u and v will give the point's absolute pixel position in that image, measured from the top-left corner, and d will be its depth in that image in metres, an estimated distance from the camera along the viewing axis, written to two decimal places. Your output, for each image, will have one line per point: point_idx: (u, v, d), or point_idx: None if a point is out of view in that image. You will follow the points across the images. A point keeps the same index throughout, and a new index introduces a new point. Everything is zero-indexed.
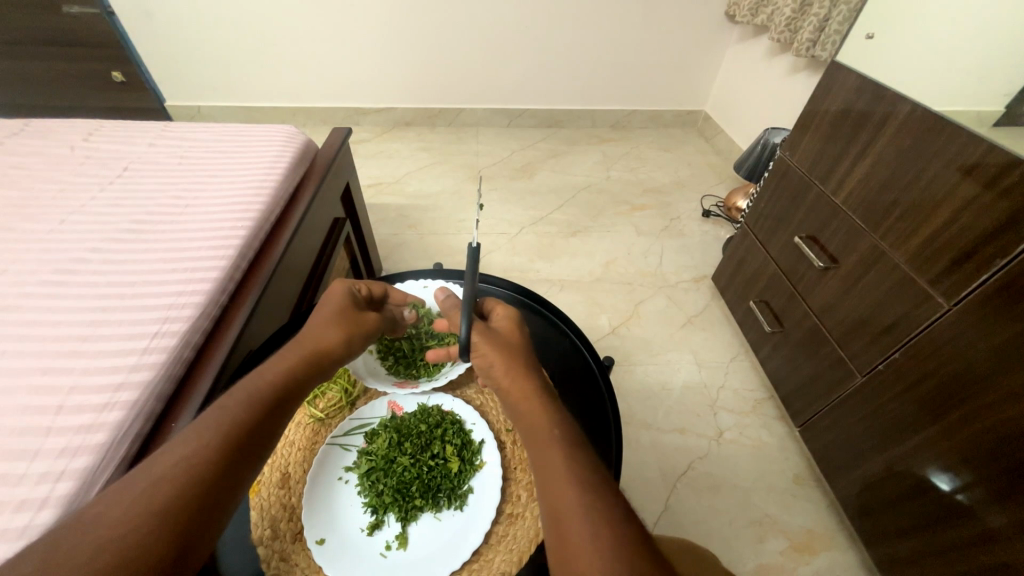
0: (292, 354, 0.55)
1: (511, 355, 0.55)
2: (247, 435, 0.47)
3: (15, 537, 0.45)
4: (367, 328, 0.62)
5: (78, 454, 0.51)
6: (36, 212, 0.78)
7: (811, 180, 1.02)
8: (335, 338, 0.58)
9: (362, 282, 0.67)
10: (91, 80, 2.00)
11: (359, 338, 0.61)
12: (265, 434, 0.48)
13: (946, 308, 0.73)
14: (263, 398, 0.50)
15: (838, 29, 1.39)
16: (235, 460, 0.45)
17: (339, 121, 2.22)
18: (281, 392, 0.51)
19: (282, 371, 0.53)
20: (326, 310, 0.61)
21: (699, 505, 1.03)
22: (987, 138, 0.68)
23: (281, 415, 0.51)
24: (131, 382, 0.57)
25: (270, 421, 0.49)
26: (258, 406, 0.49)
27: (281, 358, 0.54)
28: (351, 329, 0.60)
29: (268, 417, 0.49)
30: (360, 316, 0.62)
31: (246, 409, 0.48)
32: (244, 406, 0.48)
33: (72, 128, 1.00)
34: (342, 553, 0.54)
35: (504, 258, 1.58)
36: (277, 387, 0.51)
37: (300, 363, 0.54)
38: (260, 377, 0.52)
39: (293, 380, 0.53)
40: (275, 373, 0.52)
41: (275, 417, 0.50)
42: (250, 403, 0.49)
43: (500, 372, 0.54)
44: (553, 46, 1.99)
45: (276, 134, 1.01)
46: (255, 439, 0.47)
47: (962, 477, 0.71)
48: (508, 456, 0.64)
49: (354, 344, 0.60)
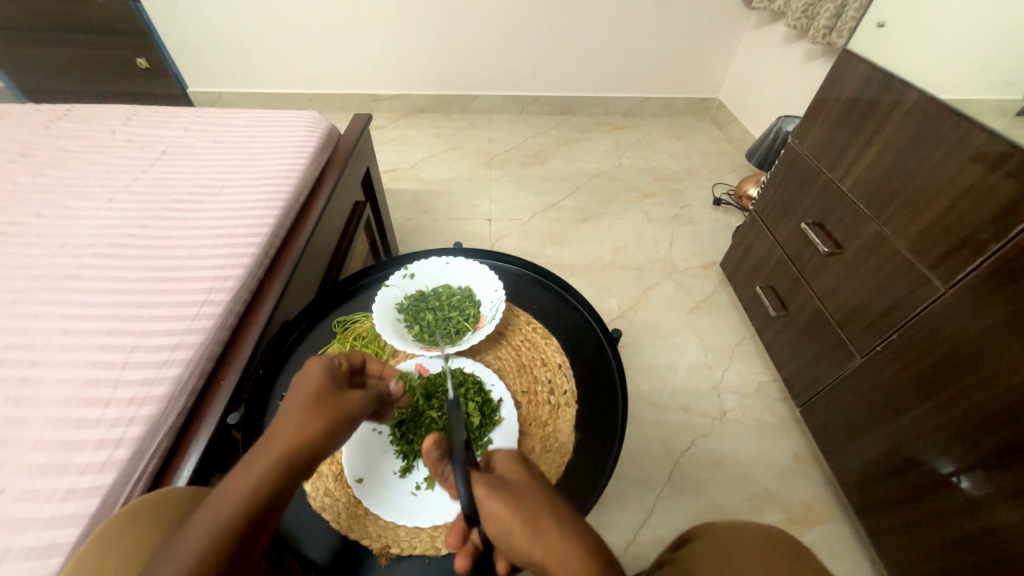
0: (269, 456, 0.46)
1: (527, 512, 0.44)
2: (224, 569, 0.40)
3: (97, 470, 0.52)
4: (353, 415, 0.54)
5: (145, 403, 0.57)
6: (87, 191, 0.84)
7: (819, 167, 1.05)
8: (318, 433, 0.50)
9: (338, 356, 0.60)
10: (116, 66, 2.05)
11: (344, 428, 0.52)
12: (244, 562, 0.42)
13: (943, 290, 0.76)
14: (237, 523, 0.42)
15: (855, 16, 1.39)
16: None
17: (355, 107, 2.26)
18: (258, 509, 0.43)
19: (259, 482, 0.44)
20: (301, 398, 0.52)
21: (701, 479, 1.08)
22: (990, 126, 0.70)
23: (261, 534, 0.44)
24: (186, 343, 0.63)
25: (248, 544, 0.43)
26: (233, 532, 0.42)
27: (253, 463, 0.46)
28: (335, 419, 0.52)
29: (246, 539, 0.42)
30: (344, 400, 0.54)
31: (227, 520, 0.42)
32: (216, 535, 0.41)
33: (112, 113, 1.06)
34: (379, 491, 0.62)
35: (516, 243, 1.63)
36: (255, 500, 0.43)
37: (280, 467, 0.46)
38: (230, 491, 0.44)
39: (272, 490, 0.45)
40: (248, 483, 0.44)
41: (254, 537, 0.43)
42: (224, 528, 0.41)
43: (522, 541, 0.43)
44: (567, 32, 1.99)
45: (301, 120, 1.06)
46: (233, 570, 0.41)
47: (952, 452, 0.75)
48: (524, 414, 0.71)
49: (341, 434, 0.52)
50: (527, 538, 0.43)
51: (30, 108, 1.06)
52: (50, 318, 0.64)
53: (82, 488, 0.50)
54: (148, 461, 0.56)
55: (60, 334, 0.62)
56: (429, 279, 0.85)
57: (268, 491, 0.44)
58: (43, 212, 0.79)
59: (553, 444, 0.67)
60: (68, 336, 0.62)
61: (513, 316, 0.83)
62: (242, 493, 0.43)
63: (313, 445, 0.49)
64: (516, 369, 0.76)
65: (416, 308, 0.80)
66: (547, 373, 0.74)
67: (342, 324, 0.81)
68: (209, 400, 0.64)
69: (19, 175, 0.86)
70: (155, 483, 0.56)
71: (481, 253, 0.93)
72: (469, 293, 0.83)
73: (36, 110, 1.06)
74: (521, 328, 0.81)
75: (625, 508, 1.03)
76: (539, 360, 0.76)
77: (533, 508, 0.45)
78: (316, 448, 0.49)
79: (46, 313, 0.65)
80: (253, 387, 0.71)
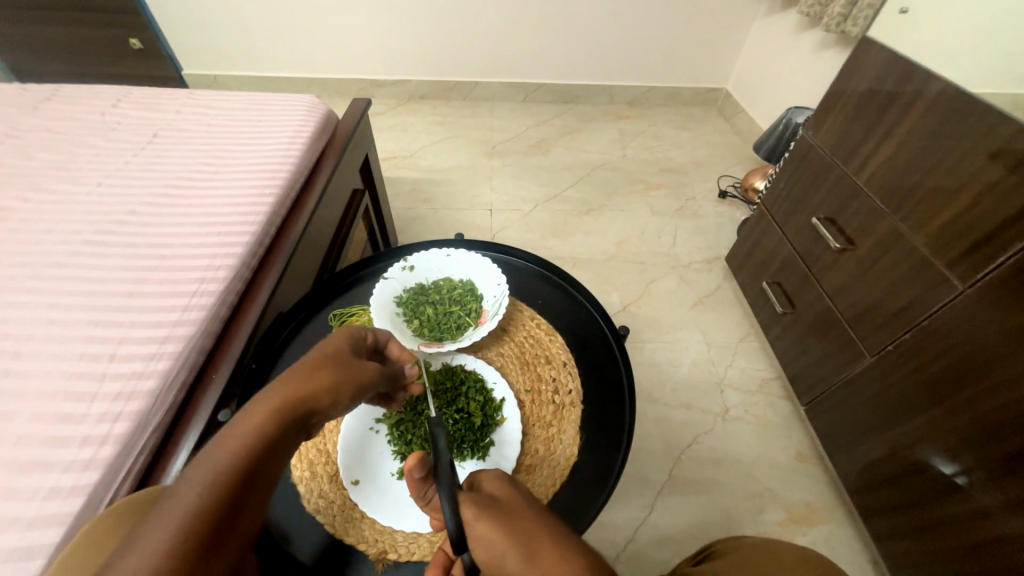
0: (266, 404, 0.44)
1: (516, 529, 0.40)
2: (219, 519, 0.36)
3: (82, 469, 0.50)
4: (361, 377, 0.51)
5: (132, 399, 0.55)
6: (74, 176, 0.81)
7: (833, 161, 1.01)
8: (322, 387, 0.47)
9: (363, 329, 0.58)
10: (108, 46, 1.99)
11: (351, 389, 0.50)
12: (241, 514, 0.38)
13: (961, 290, 0.74)
14: (233, 469, 0.39)
15: (871, 3, 1.35)
16: (209, 552, 0.35)
17: (354, 92, 2.21)
18: (254, 456, 0.40)
19: (255, 429, 0.42)
20: (314, 356, 0.50)
21: (702, 477, 1.07)
22: (1019, 119, 0.67)
23: (259, 487, 0.40)
24: (176, 335, 0.61)
25: (246, 498, 0.38)
26: (227, 480, 0.38)
27: (250, 411, 0.43)
28: (341, 376, 0.49)
29: (244, 490, 0.39)
30: (352, 363, 0.52)
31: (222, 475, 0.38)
32: (211, 480, 0.38)
33: (101, 93, 1.02)
34: (375, 493, 0.60)
35: (518, 235, 1.60)
36: (251, 448, 0.41)
37: (277, 416, 0.43)
38: (226, 440, 0.41)
39: (270, 438, 0.42)
40: (245, 430, 0.42)
41: (252, 490, 0.39)
42: (218, 474, 0.38)
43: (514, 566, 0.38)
44: (573, 17, 1.94)
45: (299, 103, 1.03)
46: (229, 522, 0.37)
47: (962, 458, 0.73)
48: (527, 414, 0.69)
49: (345, 395, 0.49)
50: (521, 560, 0.38)
51: (16, 87, 1.02)
52: (34, 308, 0.62)
53: (66, 488, 0.48)
54: (136, 458, 0.54)
55: (44, 325, 0.60)
56: (430, 272, 0.82)
57: (265, 439, 0.42)
58: (28, 196, 0.76)
59: (557, 445, 0.66)
60: (53, 327, 0.60)
61: (516, 311, 0.80)
62: (238, 440, 0.41)
63: (315, 399, 0.47)
64: (519, 367, 0.74)
65: (416, 302, 0.77)
66: (551, 372, 0.72)
67: (338, 317, 0.78)
68: (200, 395, 0.61)
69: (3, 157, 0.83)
70: (142, 482, 0.54)
71: (484, 245, 0.90)
72: (471, 286, 0.80)
73: (22, 90, 1.02)
74: (525, 324, 0.79)
75: (625, 506, 1.02)
76: (542, 358, 0.74)
77: (522, 524, 0.40)
78: (317, 404, 0.47)
79: (30, 303, 0.62)
80: (246, 380, 0.68)
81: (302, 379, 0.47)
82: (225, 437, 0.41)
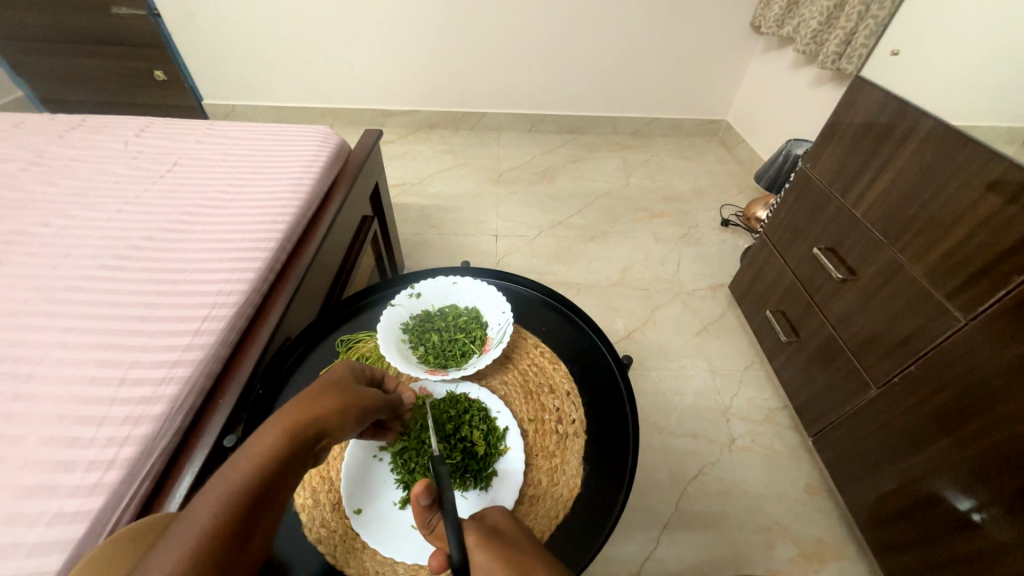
0: (277, 425, 0.45)
1: (515, 559, 0.42)
2: (231, 538, 0.37)
3: (87, 492, 0.50)
4: (367, 403, 0.52)
5: (139, 423, 0.56)
6: (96, 202, 0.84)
7: (831, 193, 1.04)
8: (332, 409, 0.48)
9: (367, 361, 0.59)
10: (133, 78, 2.09)
11: (357, 411, 0.50)
12: (252, 536, 0.38)
13: (963, 322, 0.74)
14: (247, 490, 0.40)
15: (865, 43, 1.39)
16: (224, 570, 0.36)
17: (367, 122, 2.29)
18: (264, 478, 0.41)
19: (268, 449, 0.42)
20: (324, 380, 0.51)
21: (709, 509, 1.04)
22: (1009, 155, 0.68)
23: (269, 509, 0.40)
24: (185, 359, 0.62)
25: (257, 520, 0.39)
26: (239, 502, 0.39)
27: (262, 432, 0.44)
28: (348, 399, 0.50)
29: (254, 511, 0.39)
30: (358, 388, 0.52)
31: (234, 496, 0.39)
32: (226, 502, 0.38)
33: (125, 124, 1.07)
34: (377, 523, 0.59)
35: (522, 260, 1.62)
36: (262, 469, 0.41)
37: (289, 438, 0.44)
38: (240, 461, 0.41)
39: (282, 459, 0.43)
40: (257, 453, 0.42)
41: (262, 511, 0.40)
42: (231, 497, 0.39)
43: None
44: (576, 53, 2.02)
45: (314, 134, 1.07)
46: (240, 542, 0.37)
47: (977, 495, 0.71)
48: (530, 444, 0.68)
49: (353, 417, 0.50)
50: None
51: (47, 117, 1.07)
52: (50, 331, 0.63)
53: (69, 512, 0.49)
54: (140, 483, 0.54)
55: (58, 348, 0.61)
56: (436, 299, 0.84)
57: (276, 461, 0.42)
58: (51, 221, 0.79)
59: (560, 476, 0.65)
60: (67, 350, 0.61)
61: (520, 338, 0.81)
62: (251, 461, 0.41)
63: (324, 420, 0.47)
64: (522, 396, 0.74)
65: (421, 328, 0.79)
66: (555, 401, 0.72)
67: (345, 343, 0.80)
68: (206, 418, 0.62)
69: (29, 184, 0.87)
70: (145, 507, 0.54)
71: (490, 273, 0.92)
72: (476, 314, 0.82)
73: (52, 120, 1.07)
74: (528, 351, 0.79)
75: (629, 538, 1.00)
76: (546, 386, 0.74)
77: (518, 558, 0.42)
78: (327, 425, 0.47)
79: (46, 326, 0.64)
80: (252, 406, 0.69)
81: (314, 402, 0.48)
82: (239, 457, 0.42)
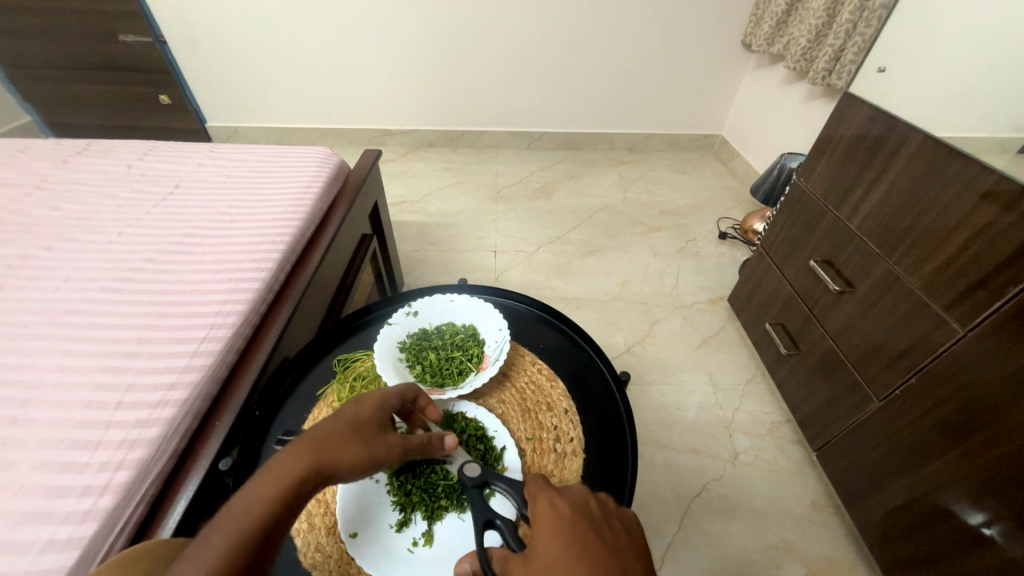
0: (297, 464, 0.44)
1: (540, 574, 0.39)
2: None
3: (78, 519, 0.49)
4: (385, 449, 0.51)
5: (134, 446, 0.55)
6: (98, 224, 0.85)
7: (825, 206, 1.05)
8: (349, 453, 0.48)
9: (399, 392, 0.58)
10: (139, 102, 2.13)
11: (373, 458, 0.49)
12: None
13: (961, 334, 0.74)
14: (255, 528, 0.40)
15: (853, 59, 1.42)
16: None
17: (367, 142, 2.33)
18: (270, 523, 0.41)
19: (282, 490, 0.42)
20: (348, 417, 0.51)
21: (714, 527, 1.02)
22: (997, 168, 0.70)
23: (273, 549, 0.41)
24: (183, 381, 0.62)
25: (263, 561, 0.40)
26: (245, 544, 0.39)
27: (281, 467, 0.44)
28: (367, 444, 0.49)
29: (260, 552, 0.40)
30: (380, 430, 0.52)
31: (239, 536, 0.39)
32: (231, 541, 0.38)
33: (130, 148, 1.09)
34: (374, 547, 0.58)
35: (521, 275, 1.62)
36: (274, 511, 0.41)
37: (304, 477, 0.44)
38: (249, 503, 0.41)
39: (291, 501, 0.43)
40: (267, 495, 0.42)
41: (267, 552, 0.40)
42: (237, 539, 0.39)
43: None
44: (572, 72, 2.06)
45: (314, 155, 1.08)
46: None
47: (989, 511, 0.70)
48: (528, 464, 0.67)
49: (367, 463, 0.49)
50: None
51: (53, 141, 1.09)
52: (48, 354, 0.63)
53: (61, 540, 0.48)
54: (134, 509, 0.53)
55: (55, 371, 0.61)
56: (433, 317, 0.84)
57: (287, 502, 0.42)
58: (53, 244, 0.80)
59: None
60: (64, 374, 0.61)
61: (519, 355, 0.81)
62: (262, 502, 0.41)
63: (338, 463, 0.47)
64: (520, 415, 0.73)
65: (418, 347, 0.78)
66: (553, 419, 0.72)
67: (343, 362, 0.78)
68: (202, 440, 0.62)
69: (31, 208, 0.88)
70: (139, 534, 0.53)
71: (488, 290, 0.92)
72: (473, 331, 0.82)
73: (57, 144, 1.09)
74: (526, 369, 0.79)
75: None
76: (544, 405, 0.74)
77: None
78: (341, 468, 0.47)
79: (44, 350, 0.64)
80: (249, 427, 0.69)
81: (335, 442, 0.47)
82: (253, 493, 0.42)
